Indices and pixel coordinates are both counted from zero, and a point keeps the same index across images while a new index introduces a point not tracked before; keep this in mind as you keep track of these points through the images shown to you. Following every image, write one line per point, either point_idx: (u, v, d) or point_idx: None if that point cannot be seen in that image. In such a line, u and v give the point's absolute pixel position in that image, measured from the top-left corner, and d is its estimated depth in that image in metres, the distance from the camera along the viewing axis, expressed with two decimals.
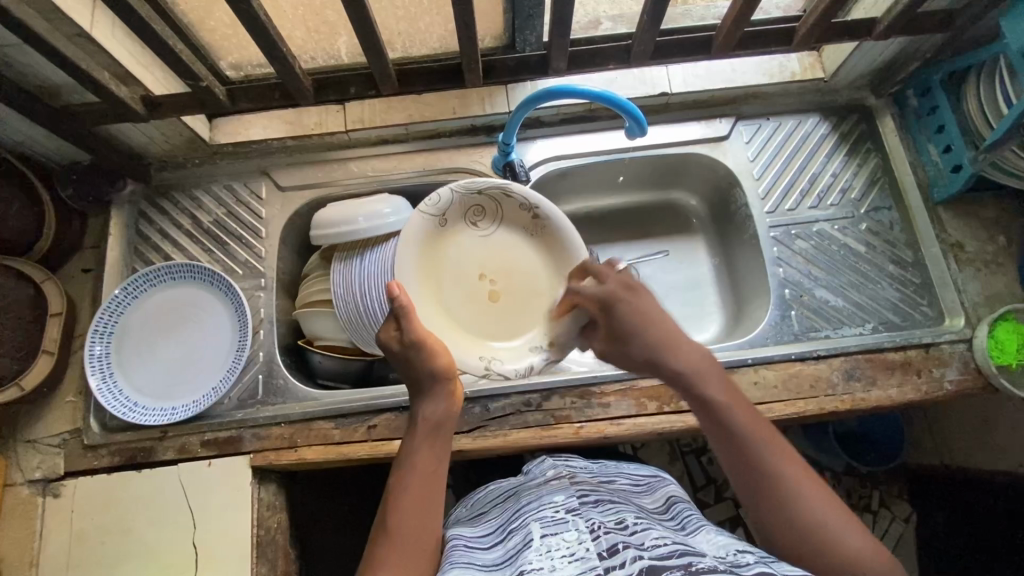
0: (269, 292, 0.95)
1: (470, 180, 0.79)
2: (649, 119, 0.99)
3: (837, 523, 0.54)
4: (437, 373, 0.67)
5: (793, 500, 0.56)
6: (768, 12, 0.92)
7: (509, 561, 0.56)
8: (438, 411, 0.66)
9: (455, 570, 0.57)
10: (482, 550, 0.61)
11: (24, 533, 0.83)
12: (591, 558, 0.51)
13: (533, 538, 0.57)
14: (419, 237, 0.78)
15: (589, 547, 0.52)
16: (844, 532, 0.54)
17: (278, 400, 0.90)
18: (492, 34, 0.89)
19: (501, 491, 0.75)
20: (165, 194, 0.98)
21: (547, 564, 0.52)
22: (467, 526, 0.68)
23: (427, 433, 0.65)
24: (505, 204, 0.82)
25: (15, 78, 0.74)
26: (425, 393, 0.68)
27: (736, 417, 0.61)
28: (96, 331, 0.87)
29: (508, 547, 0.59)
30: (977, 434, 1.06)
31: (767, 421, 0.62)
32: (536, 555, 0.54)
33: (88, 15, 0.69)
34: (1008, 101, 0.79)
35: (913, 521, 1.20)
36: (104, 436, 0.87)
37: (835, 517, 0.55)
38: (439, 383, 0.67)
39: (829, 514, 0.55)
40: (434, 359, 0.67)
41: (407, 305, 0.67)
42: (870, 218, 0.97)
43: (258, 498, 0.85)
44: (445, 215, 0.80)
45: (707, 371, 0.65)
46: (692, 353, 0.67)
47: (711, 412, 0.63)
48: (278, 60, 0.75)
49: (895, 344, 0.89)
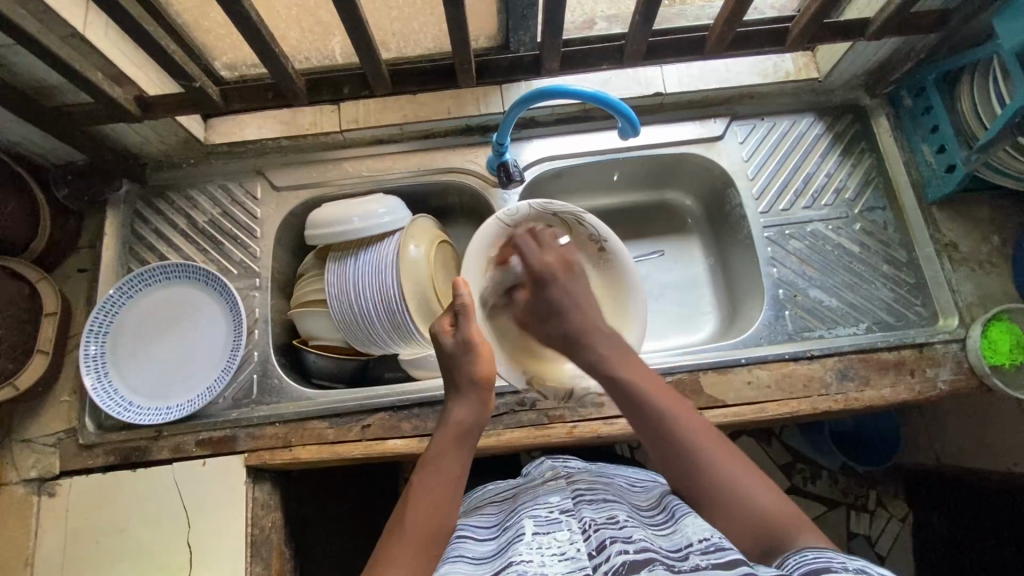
0: (264, 292, 0.95)
1: (547, 201, 0.83)
2: (644, 119, 1.00)
3: (749, 484, 0.57)
4: (474, 378, 0.71)
5: (703, 467, 0.59)
6: (762, 12, 0.92)
7: (499, 553, 0.57)
8: (469, 415, 0.69)
9: (447, 567, 0.57)
10: (476, 542, 0.62)
11: (19, 532, 0.83)
12: (581, 558, 0.51)
13: (526, 531, 0.58)
14: (491, 244, 0.82)
15: (580, 547, 0.53)
16: (756, 490, 0.57)
17: (273, 399, 0.90)
18: (485, 35, 0.90)
19: (501, 491, 0.75)
20: (161, 194, 0.98)
21: (536, 558, 0.53)
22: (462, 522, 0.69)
23: (454, 437, 0.67)
24: (576, 231, 0.85)
25: (9, 78, 0.74)
26: (459, 400, 0.70)
27: (647, 396, 0.66)
28: (91, 331, 0.87)
29: (500, 542, 0.60)
30: (972, 434, 1.06)
31: (680, 398, 0.66)
32: (527, 548, 0.55)
33: (80, 16, 0.70)
34: (1002, 100, 0.79)
35: (909, 521, 1.22)
36: (99, 435, 0.87)
37: (748, 480, 0.58)
38: (474, 389, 0.70)
39: (743, 478, 0.58)
40: (474, 364, 0.71)
41: (468, 305, 0.72)
42: (864, 218, 0.97)
43: (252, 498, 0.85)
44: (519, 226, 0.83)
45: (622, 361, 0.71)
46: (606, 343, 0.73)
47: (623, 393, 0.68)
48: (271, 60, 0.75)
49: (889, 344, 0.89)
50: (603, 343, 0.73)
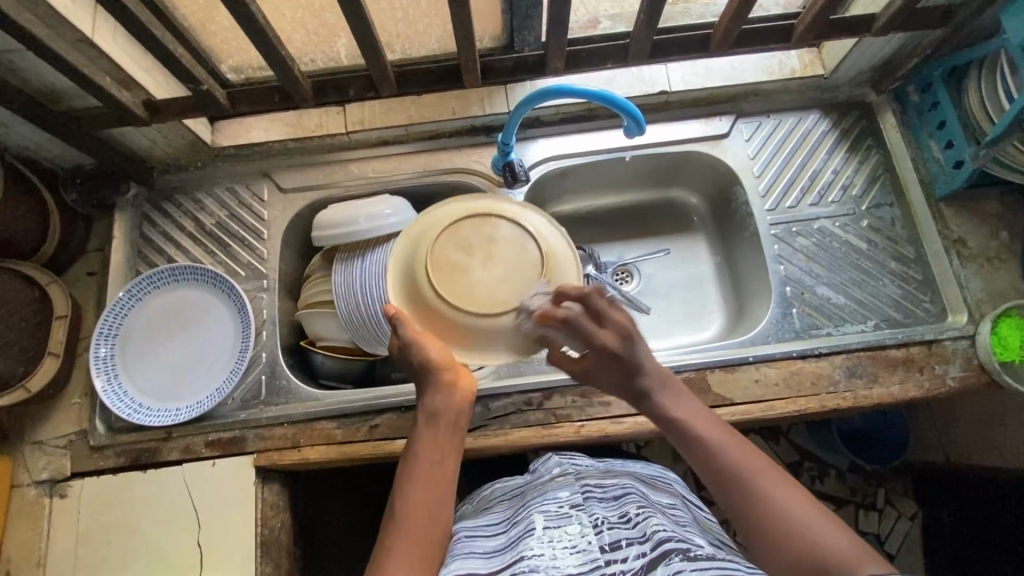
0: (272, 293, 0.95)
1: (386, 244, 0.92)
2: (650, 117, 0.99)
3: (822, 536, 0.51)
4: (430, 365, 0.64)
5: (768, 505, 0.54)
6: (767, 8, 0.92)
7: (510, 548, 0.57)
8: (438, 400, 0.63)
9: (456, 560, 0.57)
10: (484, 538, 0.62)
11: (31, 532, 0.84)
12: (593, 551, 0.52)
13: (536, 526, 0.57)
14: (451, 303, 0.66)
15: (591, 540, 0.53)
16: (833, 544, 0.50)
17: (281, 400, 0.90)
18: (490, 35, 0.90)
19: (510, 489, 0.75)
20: (169, 197, 0.99)
21: (548, 552, 0.53)
22: (471, 519, 0.69)
23: (429, 423, 0.63)
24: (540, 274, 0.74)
25: (19, 83, 0.75)
26: (426, 385, 0.64)
27: (703, 432, 0.61)
28: (100, 333, 0.88)
29: (509, 538, 0.59)
30: (982, 431, 1.06)
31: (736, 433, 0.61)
32: (537, 542, 0.55)
33: (89, 22, 0.70)
34: (1009, 95, 0.79)
35: (918, 519, 1.22)
36: (109, 437, 0.88)
37: (823, 531, 0.51)
38: (435, 375, 0.63)
39: (816, 530, 0.51)
40: (427, 352, 0.64)
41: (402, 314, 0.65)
42: (871, 214, 0.97)
43: (262, 498, 0.85)
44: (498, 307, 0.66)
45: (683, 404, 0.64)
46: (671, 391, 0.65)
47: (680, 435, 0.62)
48: (277, 62, 0.76)
49: (897, 341, 0.88)
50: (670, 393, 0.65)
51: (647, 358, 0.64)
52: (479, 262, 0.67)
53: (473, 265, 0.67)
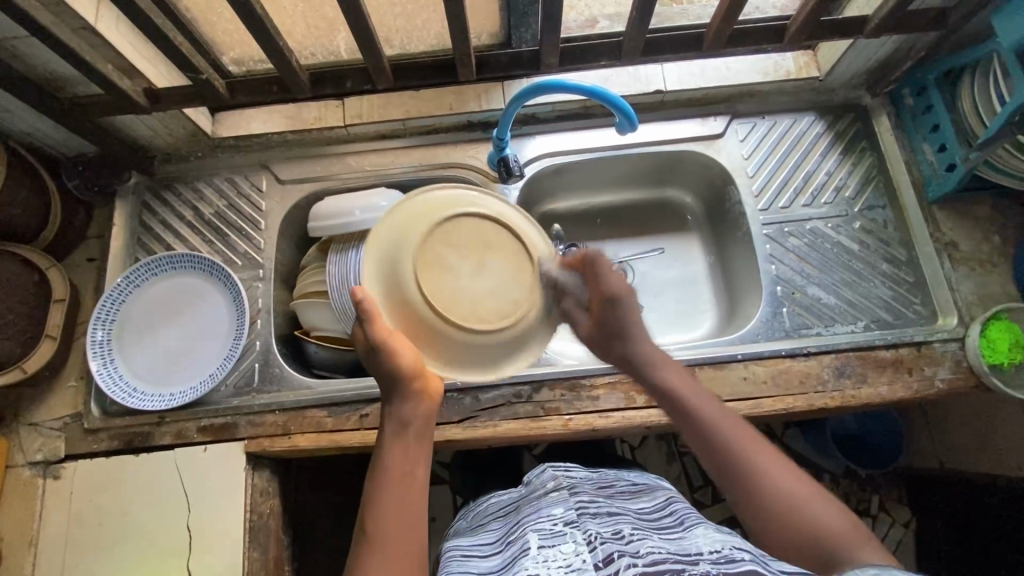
0: (268, 282, 0.97)
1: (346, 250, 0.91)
2: (643, 117, 1.00)
3: (818, 508, 0.55)
4: (405, 373, 0.61)
5: (765, 483, 0.57)
6: (763, 11, 0.94)
7: (505, 569, 0.56)
8: (408, 406, 0.62)
9: None
10: (479, 561, 0.62)
11: (24, 512, 0.85)
12: (588, 570, 0.50)
13: (531, 547, 0.57)
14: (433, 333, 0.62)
15: (586, 559, 0.52)
16: (826, 516, 0.55)
17: (274, 387, 0.91)
18: (487, 32, 0.92)
19: (511, 500, 0.75)
20: (168, 185, 1.00)
21: (543, 572, 0.52)
22: (466, 538, 0.69)
23: (405, 432, 0.62)
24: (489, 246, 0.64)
25: (23, 69, 0.76)
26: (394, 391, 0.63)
27: (698, 402, 0.65)
28: (98, 317, 0.89)
29: (505, 557, 0.59)
30: (975, 438, 1.05)
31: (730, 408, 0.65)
32: (532, 563, 0.54)
33: (92, 9, 0.72)
34: (1002, 98, 0.79)
35: (911, 526, 1.22)
36: (103, 420, 0.89)
37: (817, 503, 0.56)
38: (406, 382, 0.61)
39: (811, 502, 0.56)
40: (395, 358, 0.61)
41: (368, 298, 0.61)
42: (863, 216, 0.97)
43: (251, 484, 0.86)
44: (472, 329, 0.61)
45: (678, 374, 0.68)
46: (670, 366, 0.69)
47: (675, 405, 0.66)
48: (277, 55, 0.77)
49: (887, 342, 0.88)
50: (671, 369, 0.69)
51: (634, 324, 0.70)
52: (468, 267, 0.62)
53: (461, 272, 0.62)
